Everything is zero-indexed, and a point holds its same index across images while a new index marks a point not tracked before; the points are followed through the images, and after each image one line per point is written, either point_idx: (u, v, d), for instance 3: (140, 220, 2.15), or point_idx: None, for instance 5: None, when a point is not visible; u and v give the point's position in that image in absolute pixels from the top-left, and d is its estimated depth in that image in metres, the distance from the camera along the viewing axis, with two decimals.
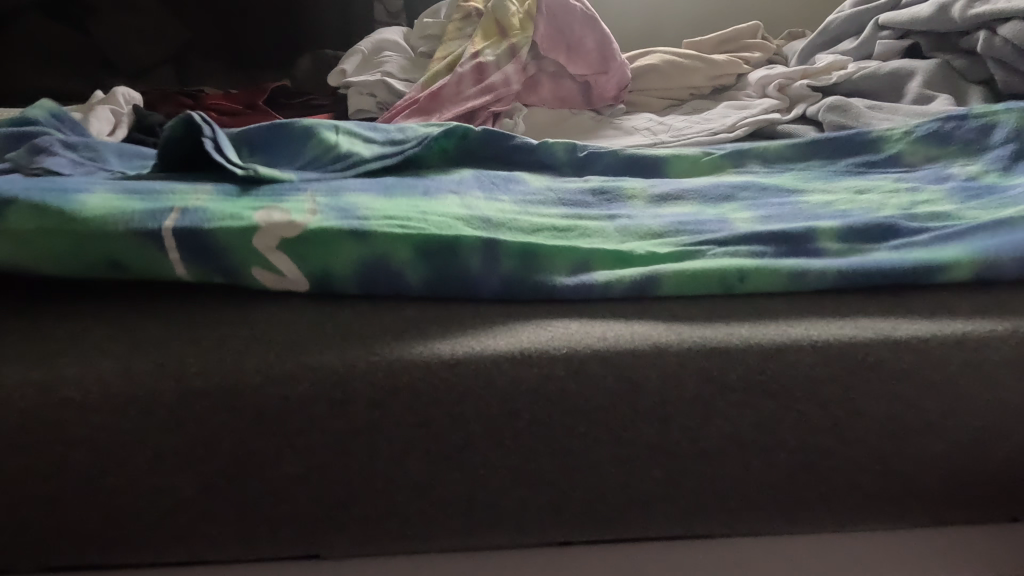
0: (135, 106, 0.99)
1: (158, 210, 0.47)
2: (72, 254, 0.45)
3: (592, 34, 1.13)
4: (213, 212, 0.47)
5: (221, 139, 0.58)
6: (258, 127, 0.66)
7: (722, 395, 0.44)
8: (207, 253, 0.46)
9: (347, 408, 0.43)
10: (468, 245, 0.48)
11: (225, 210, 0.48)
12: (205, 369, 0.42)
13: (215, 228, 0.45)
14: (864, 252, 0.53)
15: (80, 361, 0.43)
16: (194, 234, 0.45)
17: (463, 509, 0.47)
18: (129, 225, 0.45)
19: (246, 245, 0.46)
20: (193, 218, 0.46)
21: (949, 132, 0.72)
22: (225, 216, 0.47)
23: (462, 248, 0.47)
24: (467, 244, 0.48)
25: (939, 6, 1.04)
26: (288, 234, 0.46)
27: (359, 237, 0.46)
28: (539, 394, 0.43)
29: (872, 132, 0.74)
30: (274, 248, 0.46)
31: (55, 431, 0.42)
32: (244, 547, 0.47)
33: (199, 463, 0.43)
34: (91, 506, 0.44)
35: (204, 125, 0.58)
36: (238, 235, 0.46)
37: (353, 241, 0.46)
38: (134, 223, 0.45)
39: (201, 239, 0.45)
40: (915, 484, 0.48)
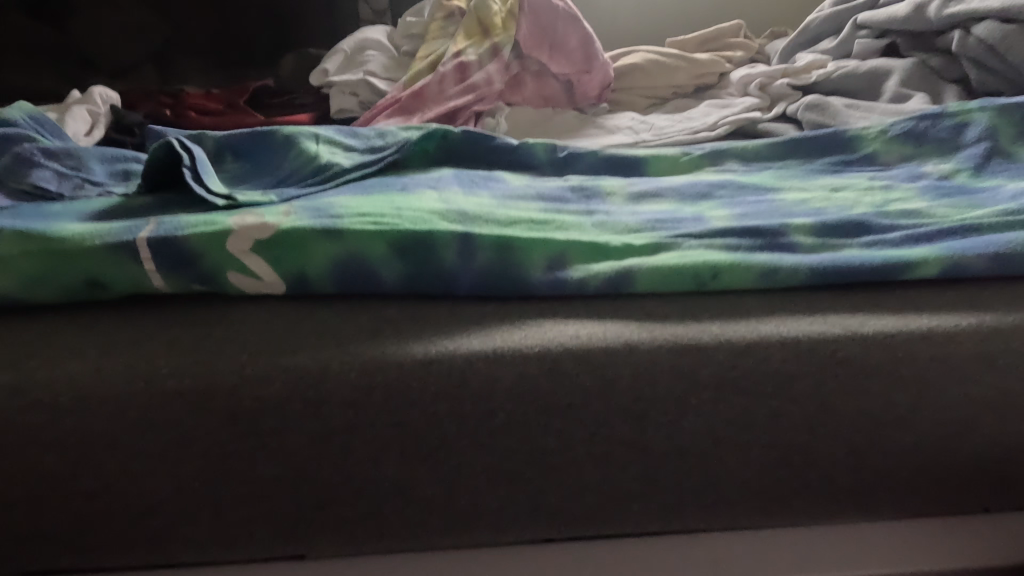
0: (114, 106, 0.98)
1: (134, 225, 0.48)
2: (54, 276, 0.46)
3: (575, 33, 1.13)
4: (187, 221, 0.48)
5: (200, 162, 0.58)
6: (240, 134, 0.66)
7: (696, 391, 0.45)
8: (181, 260, 0.46)
9: (322, 409, 0.43)
10: (443, 239, 0.48)
11: (200, 219, 0.48)
12: (179, 371, 0.42)
13: (188, 234, 0.46)
14: (837, 248, 0.54)
15: (52, 364, 0.42)
16: (167, 243, 0.46)
17: (441, 508, 0.47)
18: (105, 240, 0.46)
19: (219, 249, 0.46)
20: (167, 228, 0.47)
21: (923, 131, 0.73)
22: (199, 224, 0.47)
23: (437, 243, 0.47)
24: (442, 238, 0.48)
25: (915, 6, 1.05)
26: (260, 235, 0.46)
27: (332, 236, 0.46)
28: (513, 392, 0.44)
29: (848, 131, 0.74)
30: (248, 249, 0.46)
31: (26, 435, 0.42)
32: (222, 549, 0.47)
33: (173, 465, 0.43)
34: (65, 510, 0.44)
35: (184, 151, 0.59)
36: (211, 239, 0.46)
37: (327, 239, 0.46)
38: (110, 238, 0.46)
39: (175, 246, 0.46)
40: (886, 477, 0.49)
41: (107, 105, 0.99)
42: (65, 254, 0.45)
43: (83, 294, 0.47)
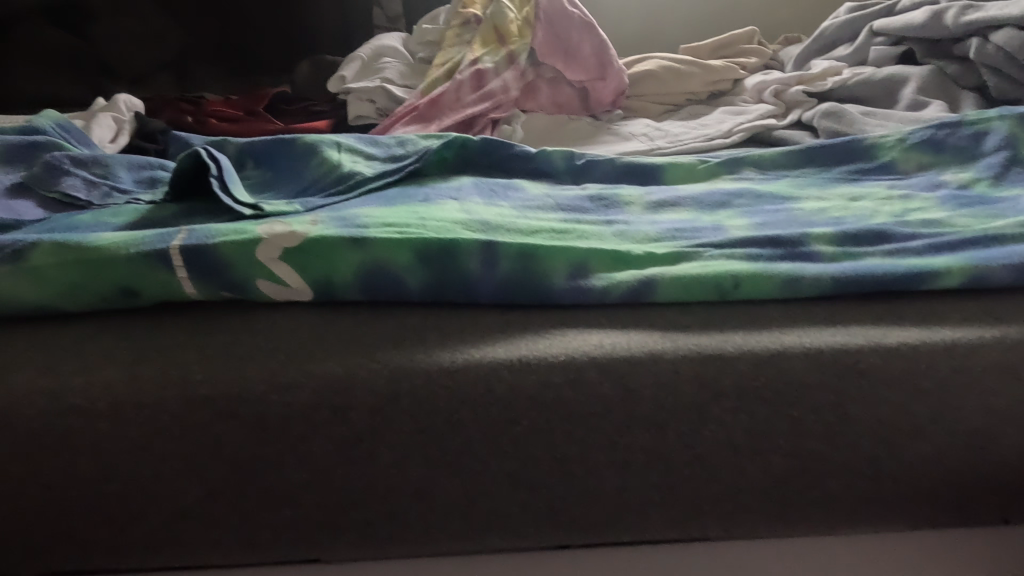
0: (137, 113, 1.00)
1: (167, 233, 0.49)
2: (90, 282, 0.47)
3: (590, 40, 1.14)
4: (218, 230, 0.49)
5: (226, 172, 0.59)
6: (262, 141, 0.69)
7: (716, 402, 0.45)
8: (212, 268, 0.47)
9: (348, 415, 0.44)
10: (467, 248, 0.49)
11: (230, 228, 0.49)
12: (211, 377, 0.43)
13: (219, 242, 0.47)
14: (858, 258, 0.54)
15: (87, 369, 0.44)
16: (199, 252, 0.47)
17: (462, 514, 0.48)
18: (138, 249, 0.47)
19: (249, 257, 0.47)
20: (198, 236, 0.47)
21: (942, 140, 0.73)
22: (229, 233, 0.48)
23: (461, 250, 0.48)
24: (465, 246, 0.49)
25: (932, 13, 1.05)
26: (288, 244, 0.47)
27: (359, 244, 0.48)
28: (536, 401, 0.44)
29: (866, 139, 0.74)
30: (277, 257, 0.47)
31: (62, 438, 0.43)
32: (247, 551, 0.48)
33: (202, 469, 0.44)
34: (97, 512, 0.45)
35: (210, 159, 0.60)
36: (241, 248, 0.47)
37: (353, 248, 0.47)
38: (144, 247, 0.47)
39: (206, 254, 0.47)
40: (906, 488, 0.49)
41: (131, 112, 1.01)
42: (100, 260, 0.46)
43: (116, 301, 0.48)
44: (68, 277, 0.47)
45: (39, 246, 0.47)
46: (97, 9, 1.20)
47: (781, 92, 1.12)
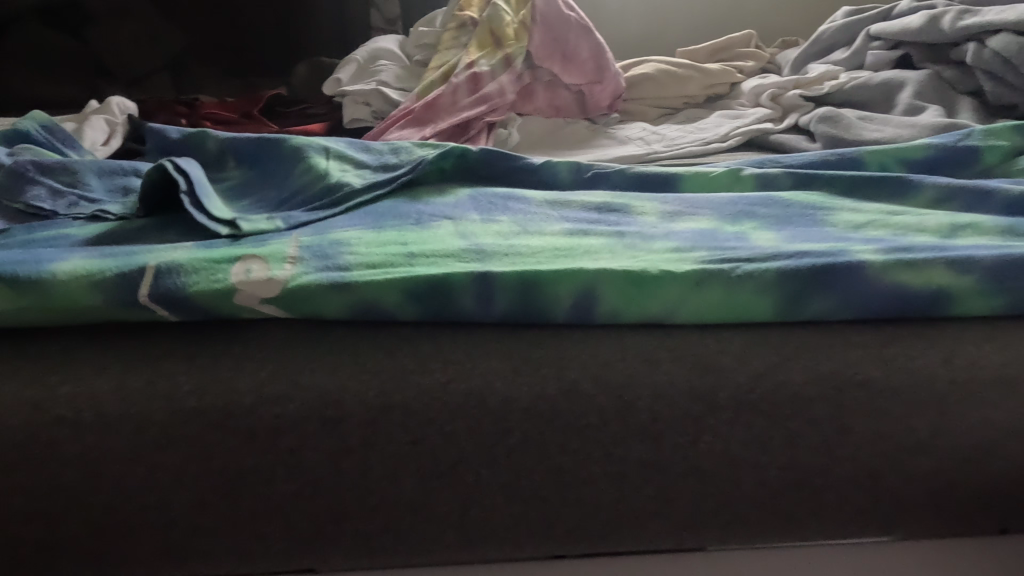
0: (131, 115, 0.99)
1: (132, 271, 0.46)
2: (49, 307, 0.45)
3: (586, 44, 1.14)
4: (190, 269, 0.46)
5: (199, 190, 0.57)
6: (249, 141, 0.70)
7: (714, 413, 0.45)
8: (192, 311, 0.45)
9: (340, 428, 0.43)
10: (461, 283, 0.46)
11: (201, 265, 0.47)
12: (199, 388, 0.42)
13: (194, 292, 0.45)
14: (912, 266, 0.47)
15: (73, 379, 0.43)
16: (175, 299, 0.45)
17: (457, 525, 0.47)
18: (109, 297, 0.45)
19: (229, 304, 0.45)
20: (173, 281, 0.45)
21: (960, 151, 0.71)
22: (204, 274, 0.46)
23: (454, 289, 0.46)
24: (459, 282, 0.46)
25: (930, 17, 1.05)
26: (267, 294, 0.45)
27: (342, 288, 0.45)
28: (531, 412, 0.44)
29: (885, 150, 0.72)
30: (261, 303, 0.45)
31: (47, 451, 0.42)
32: (238, 561, 0.47)
33: (192, 481, 0.43)
34: (82, 524, 0.44)
35: (180, 176, 0.58)
36: (219, 298, 0.45)
37: (338, 291, 0.45)
38: (113, 293, 0.45)
39: (183, 302, 0.45)
40: (903, 499, 0.49)
41: (125, 114, 1.00)
42: (63, 297, 0.45)
43: (74, 319, 0.46)
44: (20, 295, 0.44)
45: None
46: (92, 10, 1.20)
47: (778, 96, 1.13)
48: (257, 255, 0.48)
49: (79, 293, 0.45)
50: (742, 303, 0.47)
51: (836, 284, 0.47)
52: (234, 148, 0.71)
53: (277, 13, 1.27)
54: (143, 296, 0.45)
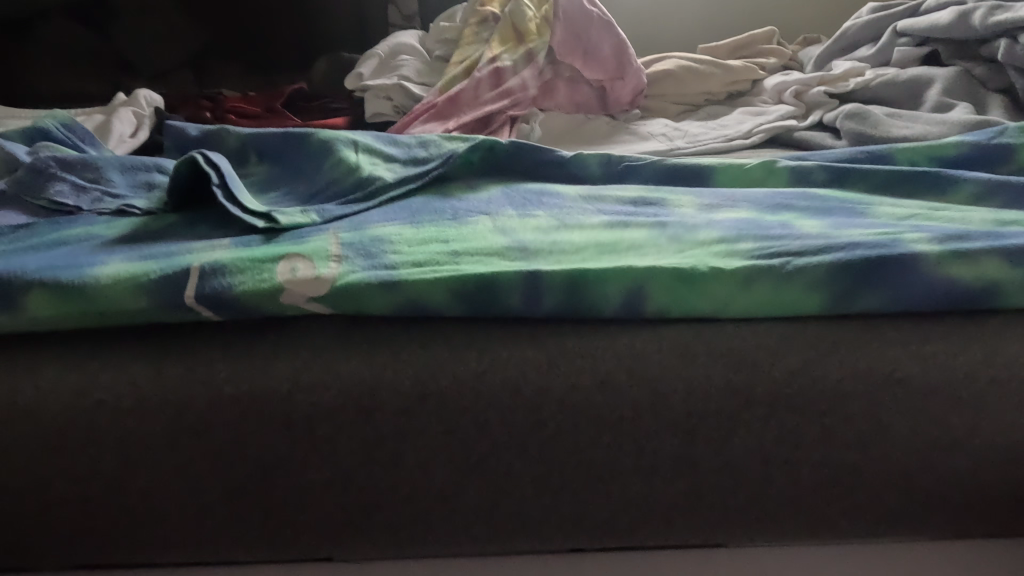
0: (157, 108, 1.00)
1: (175, 273, 0.45)
2: (83, 311, 0.44)
3: (608, 39, 1.13)
4: (235, 269, 0.46)
5: (232, 184, 0.57)
6: (274, 136, 0.70)
7: (748, 408, 0.44)
8: (238, 311, 0.44)
9: (374, 416, 0.43)
10: (509, 281, 0.45)
11: (247, 265, 0.46)
12: (236, 377, 0.43)
13: (242, 291, 0.44)
14: (971, 257, 0.46)
15: (113, 365, 0.43)
16: (221, 299, 0.44)
17: (487, 517, 0.47)
18: (151, 297, 0.44)
19: (275, 304, 0.45)
20: (218, 282, 0.45)
21: (997, 149, 0.69)
22: (249, 274, 0.45)
23: (500, 285, 0.45)
24: (506, 279, 0.45)
25: (959, 14, 1.04)
26: (313, 292, 0.45)
27: (390, 285, 0.45)
28: (565, 405, 0.44)
29: (921, 146, 0.70)
30: (307, 300, 0.45)
31: (87, 435, 0.43)
32: (270, 549, 0.48)
33: (227, 468, 0.44)
34: (121, 508, 0.45)
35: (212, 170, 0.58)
36: (266, 297, 0.44)
37: (386, 288, 0.45)
38: (156, 294, 0.44)
39: (229, 302, 0.44)
40: (938, 499, 0.48)
41: (151, 107, 1.01)
42: (96, 299, 0.44)
43: (108, 325, 0.45)
44: (57, 299, 0.44)
45: (33, 291, 0.44)
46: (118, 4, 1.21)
47: (802, 93, 1.12)
48: (300, 252, 0.47)
49: (113, 294, 0.44)
50: (792, 301, 0.46)
51: (889, 275, 0.46)
52: (257, 144, 0.71)
53: (300, 8, 1.28)
54: (188, 296, 0.44)
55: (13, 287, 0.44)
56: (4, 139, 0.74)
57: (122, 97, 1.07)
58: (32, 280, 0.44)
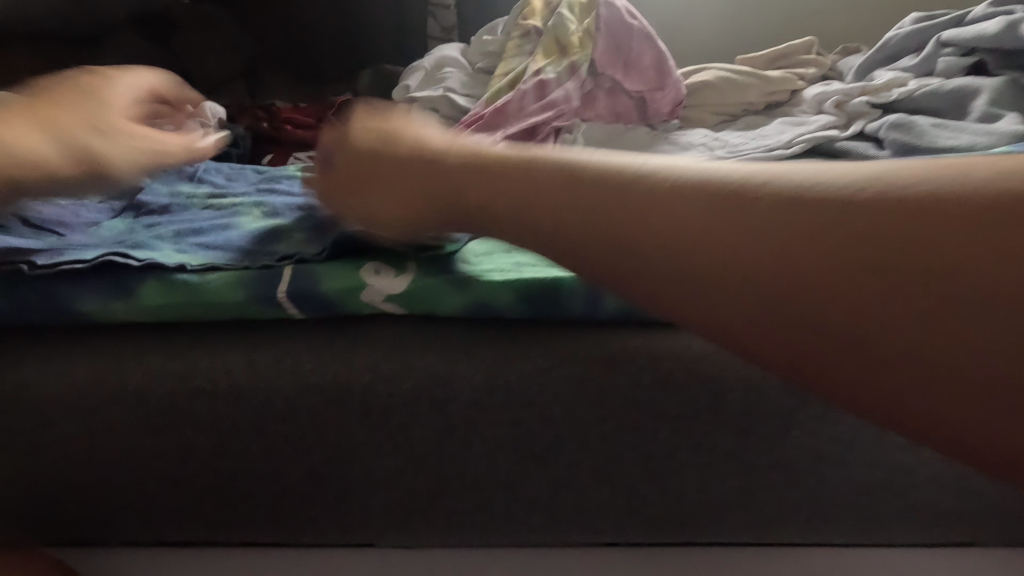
0: (221, 119, 1.08)
1: (270, 270, 0.49)
2: (191, 301, 0.48)
3: (648, 51, 1.17)
4: (320, 268, 0.49)
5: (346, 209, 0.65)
6: None
7: (802, 407, 0.46)
8: (324, 308, 0.49)
9: (447, 407, 0.46)
10: (572, 286, 0.47)
11: (330, 263, 0.50)
12: (322, 367, 0.46)
13: (327, 287, 0.48)
14: None
15: (211, 354, 0.47)
16: (308, 296, 0.48)
17: (547, 507, 0.49)
18: (249, 292, 0.48)
19: (356, 301, 0.48)
20: (303, 279, 0.48)
21: None
22: (331, 273, 0.49)
23: (565, 291, 0.47)
24: (569, 285, 0.47)
25: (1008, 23, 1.03)
26: (393, 291, 0.48)
27: (461, 287, 0.48)
28: (626, 401, 0.46)
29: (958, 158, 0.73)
30: (383, 300, 0.48)
31: (186, 418, 0.47)
32: (341, 532, 0.51)
33: (308, 452, 0.47)
34: (211, 486, 0.48)
35: None
36: (349, 296, 0.48)
37: (456, 289, 0.48)
38: (253, 289, 0.48)
39: (317, 299, 0.48)
40: (991, 504, 0.49)
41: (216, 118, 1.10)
42: (204, 290, 0.48)
43: (209, 315, 0.49)
44: (168, 292, 0.48)
45: (148, 281, 0.48)
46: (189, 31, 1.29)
47: (841, 103, 1.14)
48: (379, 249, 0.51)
49: (221, 285, 0.48)
50: None
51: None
52: None
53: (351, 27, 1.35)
54: (281, 294, 0.48)
55: (132, 278, 0.49)
56: None
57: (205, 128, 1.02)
58: (148, 270, 0.49)
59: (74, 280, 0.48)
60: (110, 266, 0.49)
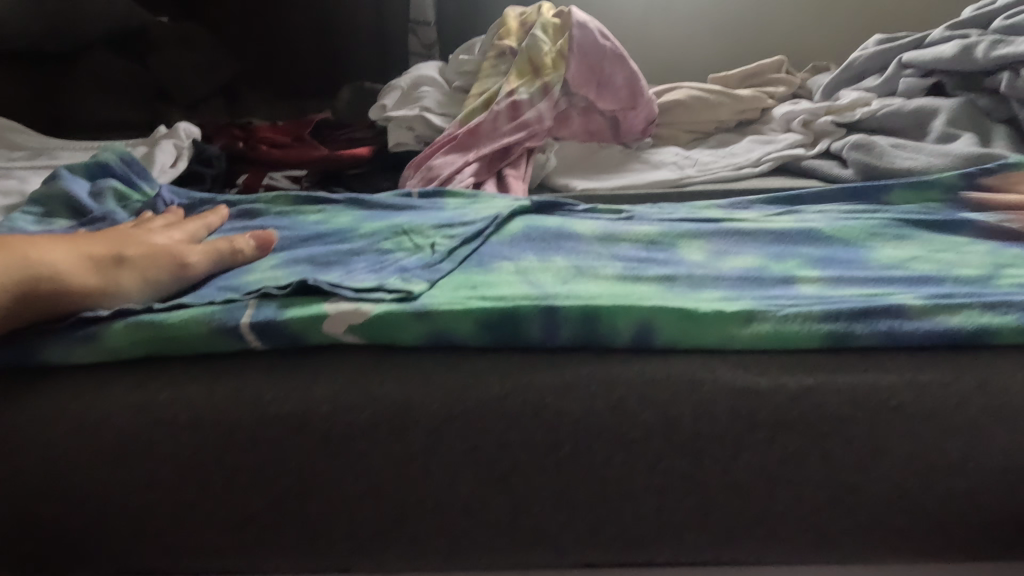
0: (196, 140, 1.09)
1: (236, 306, 0.51)
2: (152, 340, 0.49)
3: (621, 71, 1.18)
4: (285, 304, 0.51)
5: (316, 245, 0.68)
6: (336, 201, 0.80)
7: (752, 431, 0.48)
8: (284, 340, 0.49)
9: (405, 435, 0.47)
10: (529, 314, 0.49)
11: (295, 301, 0.52)
12: (283, 398, 0.47)
13: (289, 318, 0.49)
14: (948, 311, 0.52)
15: (171, 385, 0.48)
16: (269, 327, 0.49)
17: (507, 531, 0.50)
18: (211, 325, 0.49)
19: (317, 331, 0.49)
20: (267, 312, 0.50)
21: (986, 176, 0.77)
22: (295, 307, 0.51)
23: (523, 318, 0.49)
24: (526, 314, 0.49)
25: (962, 47, 1.07)
26: (354, 321, 0.49)
27: (422, 315, 0.49)
28: (580, 426, 0.47)
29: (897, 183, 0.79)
30: (344, 331, 0.49)
31: (144, 449, 0.47)
32: (303, 560, 0.51)
33: (268, 481, 0.48)
34: (173, 516, 0.49)
35: (311, 234, 0.70)
36: (311, 327, 0.49)
37: (417, 319, 0.49)
38: (216, 322, 0.49)
39: (277, 329, 0.49)
40: (939, 520, 0.50)
41: (190, 139, 1.11)
42: (168, 323, 0.49)
43: (171, 354, 0.50)
44: (130, 333, 0.49)
45: (113, 324, 0.50)
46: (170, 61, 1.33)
47: (809, 122, 1.17)
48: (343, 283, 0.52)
49: (185, 319, 0.50)
50: (790, 337, 0.50)
51: (879, 320, 0.51)
52: (314, 199, 0.80)
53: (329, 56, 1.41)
54: (243, 325, 0.49)
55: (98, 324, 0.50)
56: (69, 170, 0.84)
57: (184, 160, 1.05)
58: (114, 318, 0.50)
59: (43, 338, 0.49)
60: (75, 320, 0.50)
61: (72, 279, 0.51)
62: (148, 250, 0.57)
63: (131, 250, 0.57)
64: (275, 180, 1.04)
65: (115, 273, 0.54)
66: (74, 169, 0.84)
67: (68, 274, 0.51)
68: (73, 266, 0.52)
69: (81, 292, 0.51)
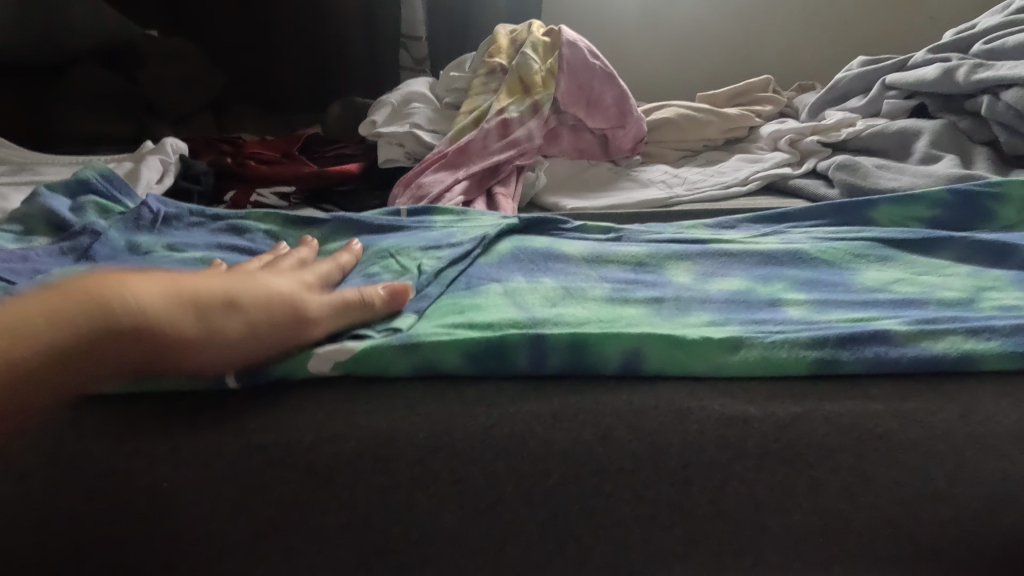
0: (183, 156, 1.08)
1: None
2: None
3: (610, 90, 1.19)
4: None
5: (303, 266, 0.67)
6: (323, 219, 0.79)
7: (740, 459, 0.48)
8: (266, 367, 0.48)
9: (390, 466, 0.47)
10: (516, 343, 0.49)
11: None
12: (266, 427, 0.46)
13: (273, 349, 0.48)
14: (933, 337, 0.52)
15: (151, 415, 0.47)
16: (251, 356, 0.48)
17: (494, 560, 0.49)
18: None
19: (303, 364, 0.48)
20: None
21: (975, 195, 0.78)
22: None
23: (510, 348, 0.49)
24: (515, 343, 0.49)
25: (944, 70, 1.09)
26: (342, 357, 0.49)
27: (409, 349, 0.49)
28: (569, 455, 0.47)
29: (883, 202, 0.80)
30: (331, 367, 0.49)
31: (123, 480, 0.46)
32: None
33: (250, 512, 0.47)
34: (151, 549, 0.47)
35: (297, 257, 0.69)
36: (297, 361, 0.48)
37: (404, 352, 0.49)
38: None
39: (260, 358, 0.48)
40: (928, 547, 0.50)
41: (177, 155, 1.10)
42: None
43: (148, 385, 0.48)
44: None
45: None
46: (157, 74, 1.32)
47: (795, 141, 1.18)
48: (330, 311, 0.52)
49: None
50: (778, 364, 0.50)
51: (865, 346, 0.51)
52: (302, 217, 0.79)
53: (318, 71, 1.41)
54: None
55: None
56: (51, 189, 0.82)
57: (170, 176, 1.04)
58: None
59: None
60: None
61: (164, 334, 0.43)
62: (260, 297, 0.48)
63: (242, 294, 0.47)
64: (263, 197, 1.04)
65: (218, 322, 0.45)
66: (54, 187, 0.83)
67: (157, 320, 0.43)
68: (167, 308, 0.43)
69: (169, 343, 0.43)
